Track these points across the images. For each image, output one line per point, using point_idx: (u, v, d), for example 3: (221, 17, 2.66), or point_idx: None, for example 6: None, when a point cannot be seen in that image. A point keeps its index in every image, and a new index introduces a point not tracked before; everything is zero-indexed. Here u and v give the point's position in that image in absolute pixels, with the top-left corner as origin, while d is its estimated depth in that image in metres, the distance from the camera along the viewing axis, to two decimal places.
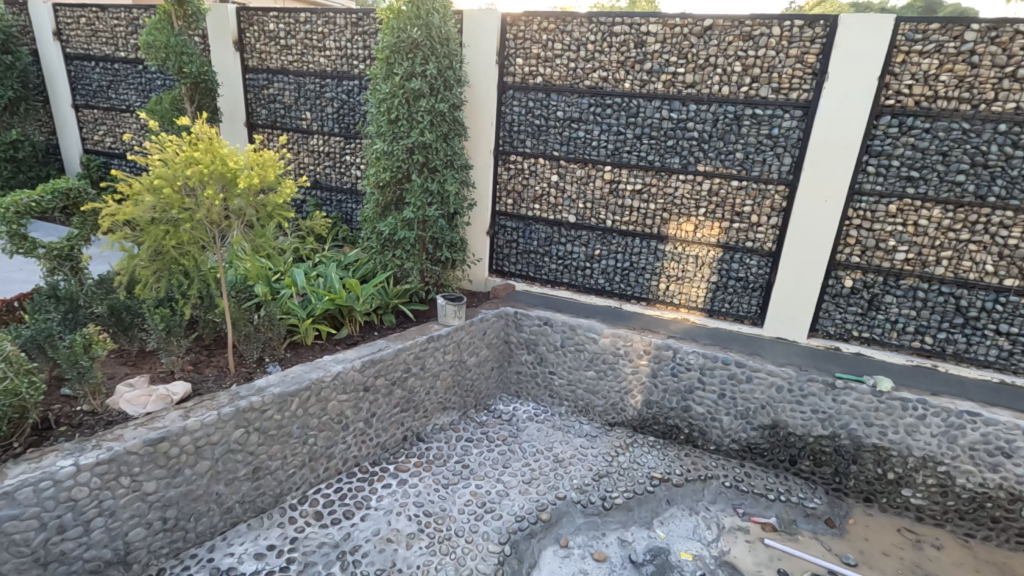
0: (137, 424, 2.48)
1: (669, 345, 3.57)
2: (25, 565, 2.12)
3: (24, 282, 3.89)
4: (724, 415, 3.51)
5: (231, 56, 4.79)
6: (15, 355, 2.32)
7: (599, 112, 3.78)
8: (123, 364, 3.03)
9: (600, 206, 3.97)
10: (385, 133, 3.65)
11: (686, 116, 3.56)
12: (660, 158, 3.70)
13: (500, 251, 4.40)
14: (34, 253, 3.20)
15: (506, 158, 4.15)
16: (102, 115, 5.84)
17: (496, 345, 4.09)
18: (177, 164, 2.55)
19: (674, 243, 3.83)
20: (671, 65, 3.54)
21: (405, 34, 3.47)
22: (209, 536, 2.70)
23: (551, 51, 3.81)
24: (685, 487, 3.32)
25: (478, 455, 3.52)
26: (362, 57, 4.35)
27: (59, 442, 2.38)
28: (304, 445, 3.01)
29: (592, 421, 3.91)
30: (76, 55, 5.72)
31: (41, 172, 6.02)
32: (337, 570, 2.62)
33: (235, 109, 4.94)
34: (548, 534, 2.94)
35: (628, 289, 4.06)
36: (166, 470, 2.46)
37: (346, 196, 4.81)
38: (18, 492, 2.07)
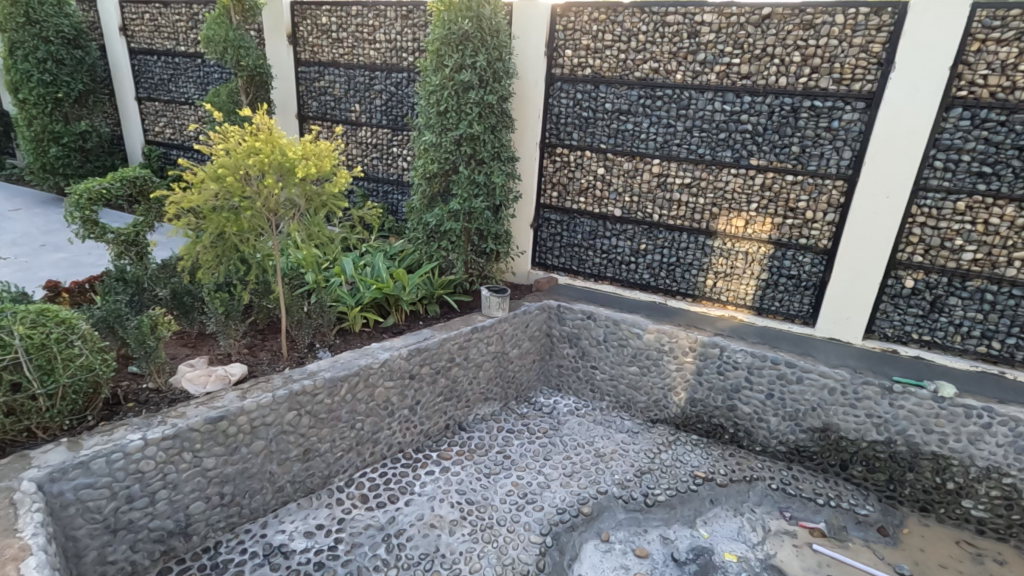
0: (198, 403, 2.60)
1: (717, 342, 3.50)
2: (97, 531, 2.26)
3: (93, 265, 4.11)
4: (771, 416, 3.42)
5: (285, 50, 4.91)
6: (90, 334, 2.46)
7: (649, 104, 3.71)
8: (184, 346, 3.18)
9: (647, 200, 3.91)
10: (434, 125, 3.69)
11: (740, 108, 3.47)
12: (711, 151, 3.62)
13: (544, 244, 4.40)
14: (104, 238, 3.38)
15: (552, 150, 4.13)
16: (163, 107, 6.10)
17: (538, 338, 4.09)
18: (239, 154, 2.65)
19: (724, 239, 3.74)
20: (726, 55, 3.44)
21: (456, 26, 3.48)
22: (262, 513, 2.81)
23: (601, 42, 3.77)
24: (729, 487, 3.26)
25: (519, 446, 3.54)
26: (411, 49, 4.40)
27: (128, 417, 2.52)
28: (352, 429, 3.09)
29: (633, 416, 3.88)
30: (140, 49, 5.99)
31: (107, 161, 6.34)
32: (382, 552, 2.68)
33: (288, 101, 5.07)
34: (589, 528, 2.94)
35: (673, 285, 3.99)
36: (224, 448, 2.57)
37: (392, 187, 4.89)
38: (92, 462, 2.21)
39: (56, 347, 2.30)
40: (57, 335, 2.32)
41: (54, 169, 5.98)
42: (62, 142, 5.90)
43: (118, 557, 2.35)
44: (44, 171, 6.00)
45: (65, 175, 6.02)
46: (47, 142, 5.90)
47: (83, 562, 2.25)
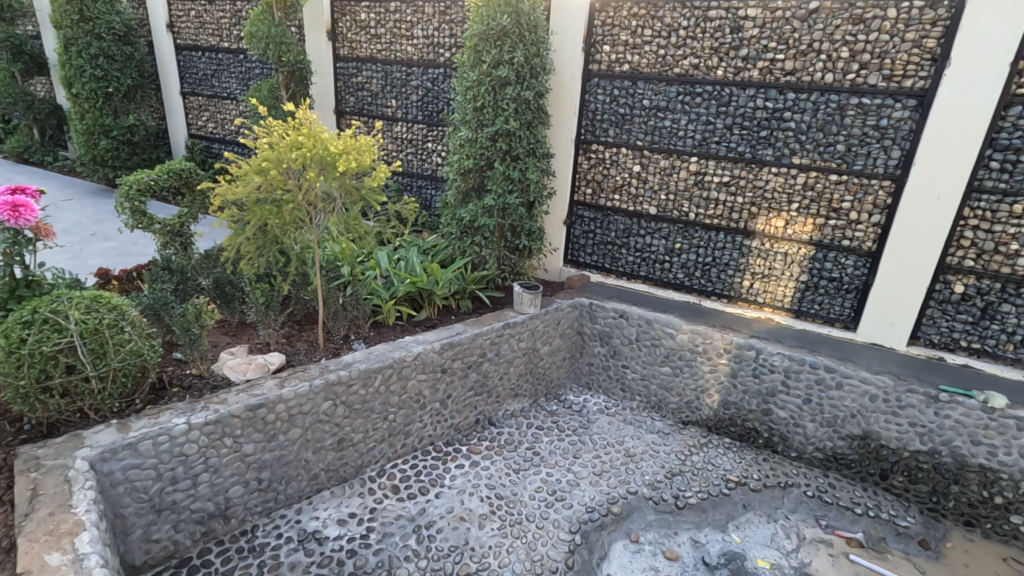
0: (238, 390, 2.68)
1: (752, 345, 3.43)
2: (143, 510, 2.35)
3: (140, 254, 4.27)
4: (808, 421, 3.34)
5: (325, 46, 4.99)
6: (139, 320, 2.55)
7: (688, 101, 3.65)
8: (225, 334, 3.26)
9: (684, 198, 3.85)
10: (470, 120, 3.71)
11: (783, 105, 3.38)
12: (751, 149, 3.54)
13: (576, 241, 4.38)
14: (151, 229, 3.49)
15: (587, 147, 4.10)
16: (206, 102, 6.28)
17: (569, 336, 4.08)
18: (282, 148, 2.71)
19: (762, 240, 3.66)
20: (770, 51, 3.36)
21: (495, 21, 3.48)
22: (297, 500, 2.88)
23: (640, 37, 3.72)
24: (762, 493, 3.20)
25: (548, 443, 3.54)
26: (448, 45, 4.42)
27: (172, 401, 2.61)
28: (384, 421, 3.13)
29: (664, 417, 3.83)
30: (186, 45, 6.17)
31: (153, 154, 6.57)
32: (413, 542, 2.71)
33: (326, 96, 5.17)
34: (618, 527, 2.92)
35: (708, 285, 3.93)
36: (262, 434, 2.64)
37: (426, 182, 4.92)
38: (140, 444, 2.30)
39: (108, 331, 2.39)
40: (109, 321, 2.42)
41: (104, 161, 6.22)
42: (111, 136, 6.13)
43: (161, 536, 2.43)
44: (94, 163, 6.24)
45: (113, 167, 6.25)
46: (97, 135, 6.13)
47: (129, 539, 2.34)
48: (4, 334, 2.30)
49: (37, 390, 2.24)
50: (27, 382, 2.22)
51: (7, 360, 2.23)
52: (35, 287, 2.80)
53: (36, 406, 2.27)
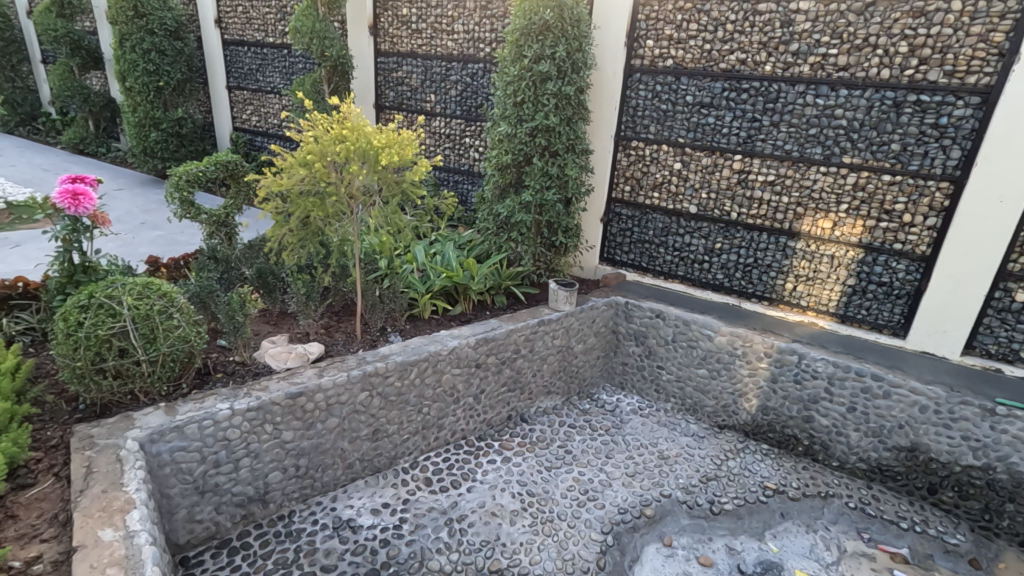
0: (279, 378, 2.74)
1: (795, 350, 3.33)
2: (187, 491, 2.43)
3: (187, 243, 4.41)
4: (852, 430, 3.22)
5: (366, 41, 5.06)
6: (187, 307, 2.62)
7: (734, 97, 3.56)
8: (266, 323, 3.34)
9: (726, 197, 3.76)
10: (510, 116, 3.69)
11: (835, 102, 3.26)
12: (799, 147, 3.43)
13: (613, 239, 4.32)
14: (198, 219, 3.60)
15: (626, 144, 4.04)
16: (250, 96, 6.43)
17: (604, 334, 4.04)
18: (326, 141, 2.75)
19: (807, 241, 3.55)
20: (822, 46, 3.24)
21: (538, 16, 3.45)
22: (332, 488, 2.93)
23: (685, 32, 3.64)
24: (802, 502, 3.10)
25: (580, 442, 3.51)
26: (489, 40, 4.42)
27: (216, 387, 2.69)
28: (418, 413, 3.16)
29: (700, 421, 3.76)
30: (232, 41, 6.33)
31: (199, 146, 6.77)
32: (445, 535, 2.73)
33: (366, 91, 5.23)
34: (651, 530, 2.88)
35: (749, 287, 3.83)
36: (301, 422, 2.69)
37: (463, 177, 4.93)
38: (186, 427, 2.37)
39: (158, 318, 2.47)
40: (159, 307, 2.49)
41: (154, 153, 6.44)
42: (162, 128, 6.34)
43: (204, 517, 2.51)
44: (144, 154, 6.45)
45: (162, 158, 6.48)
46: (148, 127, 6.35)
47: (174, 518, 2.42)
48: (63, 317, 2.41)
49: (92, 371, 2.34)
50: (83, 363, 2.32)
51: (66, 342, 2.34)
52: (91, 273, 2.92)
53: (90, 387, 2.37)
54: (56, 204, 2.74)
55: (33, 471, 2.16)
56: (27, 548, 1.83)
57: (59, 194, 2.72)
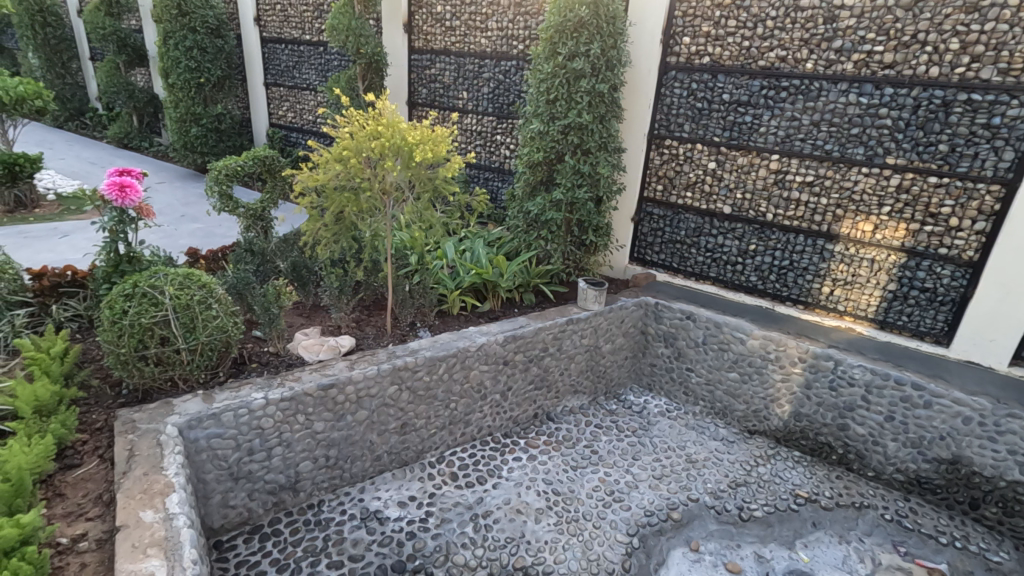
0: (312, 369, 2.79)
1: (831, 355, 3.24)
2: (222, 477, 2.49)
3: (224, 236, 4.52)
4: (889, 440, 3.12)
5: (401, 38, 5.11)
6: (225, 298, 2.69)
7: (772, 95, 3.47)
8: (300, 315, 3.40)
9: (762, 197, 3.68)
10: (542, 113, 3.68)
11: (879, 100, 3.16)
12: (840, 147, 3.33)
13: (644, 239, 4.27)
14: (236, 212, 3.69)
15: (660, 142, 3.98)
16: (286, 92, 6.57)
17: (632, 335, 4.00)
18: (362, 137, 2.79)
19: (846, 244, 3.45)
20: (867, 42, 3.13)
21: (573, 13, 3.43)
22: (360, 479, 2.98)
23: (723, 28, 3.57)
24: (835, 511, 3.02)
25: (607, 443, 3.49)
26: (522, 37, 4.41)
27: (251, 376, 2.75)
28: (445, 408, 3.18)
29: (729, 425, 3.69)
30: (270, 38, 6.46)
31: (237, 142, 6.94)
32: (470, 530, 2.75)
33: (399, 88, 5.29)
34: (678, 534, 2.84)
35: (783, 290, 3.75)
36: (332, 413, 2.74)
37: (493, 174, 4.94)
38: (222, 414, 2.43)
39: (198, 308, 2.54)
40: (199, 297, 2.56)
41: (194, 147, 6.64)
42: (201, 123, 6.53)
43: (237, 503, 2.58)
44: (185, 149, 6.65)
45: (202, 153, 6.65)
46: (189, 123, 6.55)
47: (210, 503, 2.49)
48: (109, 305, 2.50)
49: (135, 358, 2.43)
50: (127, 350, 2.41)
51: (112, 329, 2.43)
52: (135, 263, 3.02)
53: (133, 373, 2.45)
54: (105, 195, 2.84)
55: (79, 452, 2.25)
56: (73, 526, 1.91)
57: (108, 186, 2.82)
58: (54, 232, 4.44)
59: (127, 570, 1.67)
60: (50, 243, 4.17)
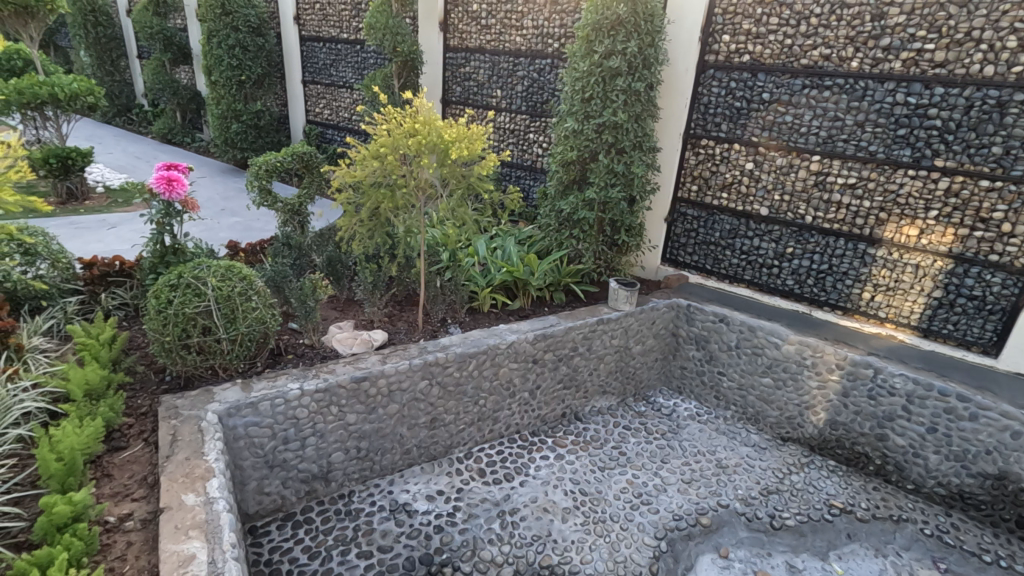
0: (345, 362, 2.85)
1: (871, 363, 3.14)
2: (258, 464, 2.56)
3: (262, 230, 4.63)
4: (931, 452, 3.01)
5: (436, 36, 5.15)
6: (264, 291, 2.76)
7: (815, 95, 3.38)
8: (334, 309, 3.47)
9: (801, 199, 3.59)
10: (577, 112, 3.66)
11: (929, 100, 3.05)
12: (885, 148, 3.23)
13: (677, 240, 4.22)
14: (275, 207, 3.78)
15: (696, 142, 3.93)
16: (323, 90, 6.69)
17: (663, 336, 3.96)
18: (399, 135, 2.82)
19: (889, 249, 3.34)
20: (917, 40, 3.03)
21: (610, 10, 3.40)
22: (390, 472, 3.02)
23: (765, 26, 3.50)
24: (871, 524, 2.93)
25: (635, 444, 3.46)
26: (558, 35, 4.40)
27: (288, 367, 2.82)
28: (475, 405, 3.21)
29: (761, 431, 3.62)
30: (309, 36, 6.59)
31: (275, 138, 7.11)
32: (497, 526, 2.76)
33: (434, 86, 5.34)
34: (707, 540, 2.80)
35: (821, 295, 3.66)
36: (364, 406, 2.79)
37: (525, 173, 4.95)
38: (260, 403, 2.50)
39: (239, 299, 2.61)
40: (239, 289, 2.64)
41: (233, 143, 6.83)
42: (242, 120, 6.70)
43: (272, 490, 2.65)
44: (225, 145, 6.85)
45: (241, 149, 6.84)
46: (230, 120, 6.73)
47: (246, 489, 2.56)
48: (155, 294, 2.59)
49: (179, 346, 2.51)
50: (171, 338, 2.49)
51: (157, 317, 2.52)
52: (180, 255, 3.13)
53: (176, 360, 2.54)
54: (153, 188, 2.94)
55: (125, 435, 2.34)
56: (120, 505, 1.99)
57: (155, 179, 2.92)
58: (103, 223, 4.62)
59: (170, 550, 1.73)
60: (100, 234, 4.34)
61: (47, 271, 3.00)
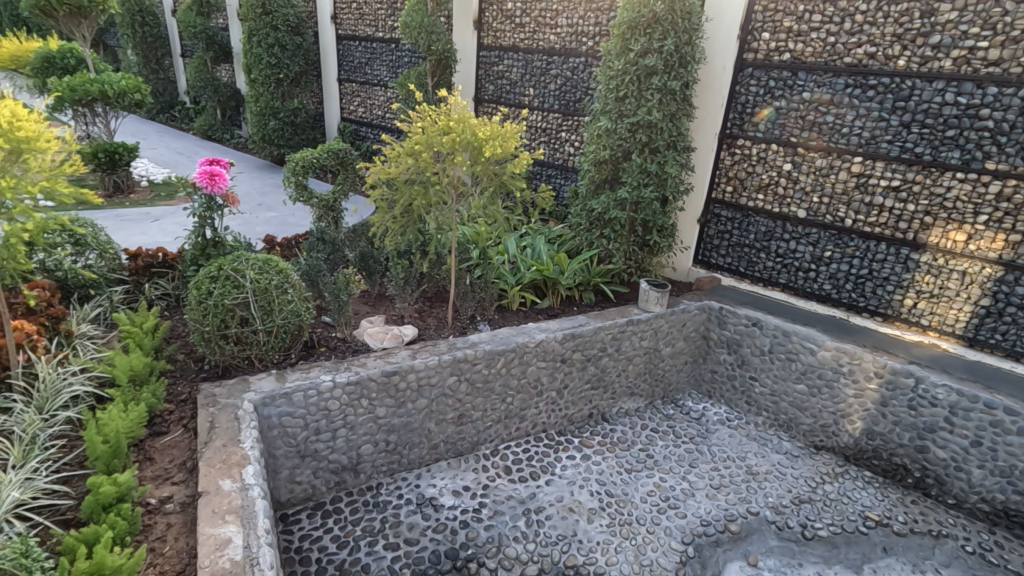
0: (376, 356, 2.89)
1: (912, 372, 3.04)
2: (291, 453, 2.62)
3: (298, 225, 4.73)
4: (975, 467, 2.89)
5: (470, 34, 5.17)
6: (299, 284, 2.82)
7: (858, 94, 3.28)
8: (365, 303, 3.52)
9: (841, 202, 3.49)
10: (611, 110, 3.62)
11: (980, 101, 2.93)
12: (933, 150, 3.12)
13: (710, 241, 4.15)
14: (310, 202, 3.85)
15: (732, 142, 3.85)
16: (358, 88, 6.80)
17: (694, 339, 3.90)
18: (433, 132, 2.85)
19: (934, 254, 3.22)
20: (970, 37, 2.91)
21: (647, 8, 3.36)
22: (417, 466, 3.06)
23: (807, 23, 3.41)
24: (908, 538, 2.84)
25: (663, 447, 3.42)
26: (592, 34, 4.37)
27: (320, 359, 2.88)
28: (502, 402, 3.22)
29: (794, 439, 3.54)
30: (346, 35, 6.70)
31: (310, 135, 7.25)
32: (522, 524, 2.76)
33: (467, 83, 5.37)
34: (736, 547, 2.75)
35: (860, 301, 3.55)
36: (394, 400, 2.83)
37: (556, 171, 4.93)
38: (293, 394, 2.56)
39: (275, 292, 2.68)
40: (276, 282, 2.70)
41: (271, 140, 6.98)
42: (279, 117, 6.85)
43: (303, 479, 2.71)
44: (263, 141, 7.02)
45: (278, 145, 6.99)
46: (267, 116, 6.88)
47: (278, 477, 2.63)
48: (197, 285, 2.67)
49: (218, 336, 2.59)
50: (211, 328, 2.57)
51: (198, 308, 2.60)
52: (219, 248, 3.22)
53: (215, 350, 2.61)
54: (196, 182, 3.04)
55: (166, 421, 2.42)
56: (161, 488, 2.06)
57: (199, 174, 3.02)
58: (146, 216, 4.78)
59: (207, 533, 1.79)
60: (143, 226, 4.50)
61: (96, 261, 3.11)
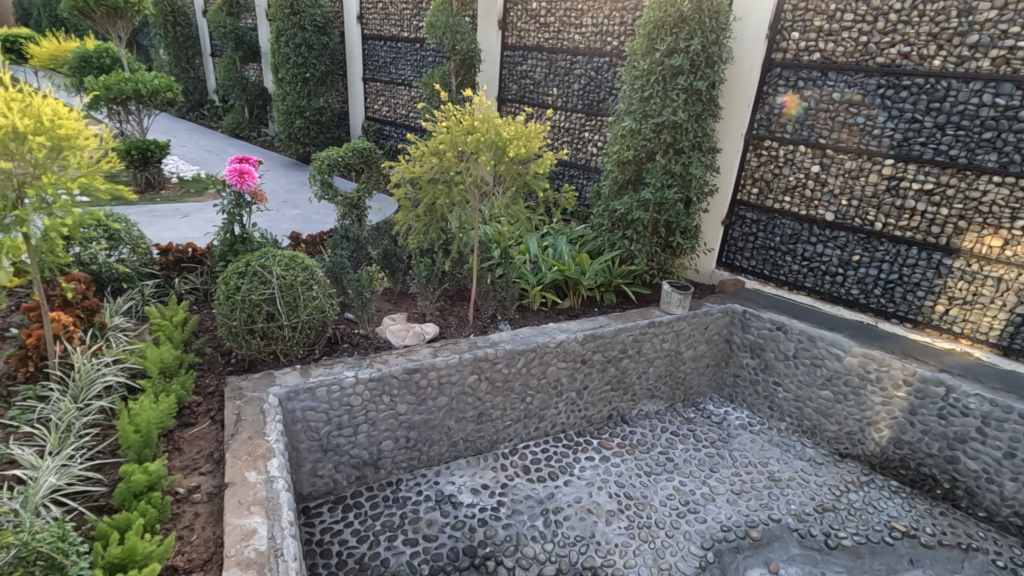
0: (398, 353, 2.92)
1: (943, 381, 2.96)
2: (313, 447, 2.67)
3: (323, 223, 4.81)
4: (1007, 479, 2.81)
5: (495, 34, 5.19)
6: (324, 281, 2.86)
7: (891, 95, 3.21)
8: (388, 301, 3.56)
9: (870, 205, 3.42)
10: (635, 110, 3.60)
11: (1020, 102, 2.84)
12: (968, 153, 3.03)
13: (734, 243, 4.09)
14: (335, 200, 3.91)
15: (759, 143, 3.80)
16: (383, 87, 6.87)
17: (716, 342, 3.86)
18: (458, 132, 2.86)
19: (968, 259, 3.13)
20: (1010, 36, 2.82)
21: (674, 8, 3.34)
22: (437, 463, 3.08)
23: (839, 23, 3.34)
24: (936, 550, 2.77)
25: (683, 451, 3.39)
26: (617, 33, 4.35)
27: (343, 355, 2.92)
28: (522, 402, 3.22)
29: (818, 445, 3.48)
30: (371, 35, 6.78)
31: (335, 133, 7.34)
32: (540, 524, 2.76)
33: (490, 83, 5.39)
34: (756, 554, 2.71)
35: (889, 306, 3.47)
36: (415, 397, 2.85)
37: (579, 171, 4.92)
38: (317, 389, 2.60)
39: (300, 289, 2.72)
40: (302, 279, 2.75)
41: (297, 138, 7.09)
42: (305, 115, 6.95)
43: (325, 473, 2.75)
44: (289, 139, 7.13)
45: (303, 143, 7.09)
46: (293, 115, 6.98)
47: (301, 470, 2.67)
48: (225, 280, 2.73)
49: (245, 331, 2.64)
50: (238, 323, 2.63)
51: (226, 302, 2.66)
52: (247, 244, 3.29)
53: (242, 344, 2.67)
54: (225, 180, 3.13)
55: (194, 412, 2.48)
56: (189, 478, 2.11)
57: (229, 172, 3.11)
58: (177, 212, 4.90)
59: (233, 523, 1.83)
60: (174, 222, 4.61)
61: (128, 255, 3.20)
